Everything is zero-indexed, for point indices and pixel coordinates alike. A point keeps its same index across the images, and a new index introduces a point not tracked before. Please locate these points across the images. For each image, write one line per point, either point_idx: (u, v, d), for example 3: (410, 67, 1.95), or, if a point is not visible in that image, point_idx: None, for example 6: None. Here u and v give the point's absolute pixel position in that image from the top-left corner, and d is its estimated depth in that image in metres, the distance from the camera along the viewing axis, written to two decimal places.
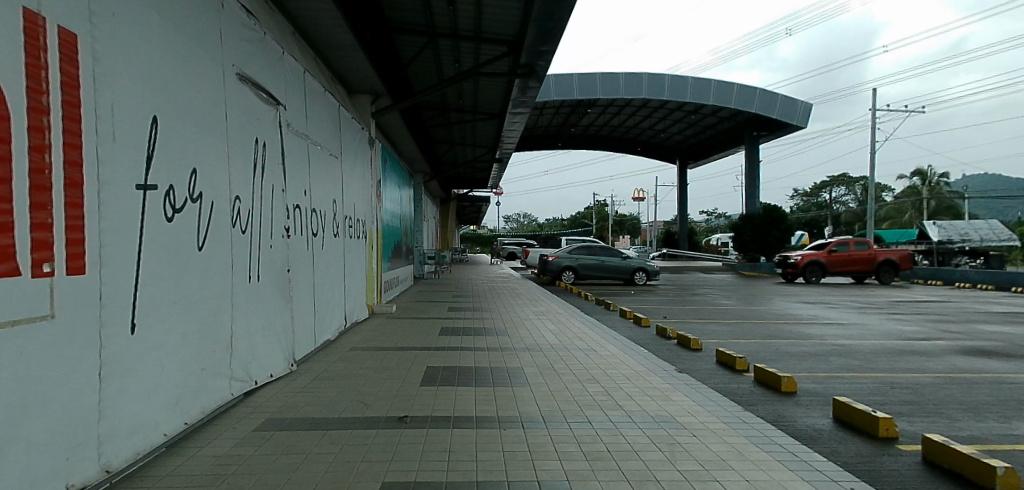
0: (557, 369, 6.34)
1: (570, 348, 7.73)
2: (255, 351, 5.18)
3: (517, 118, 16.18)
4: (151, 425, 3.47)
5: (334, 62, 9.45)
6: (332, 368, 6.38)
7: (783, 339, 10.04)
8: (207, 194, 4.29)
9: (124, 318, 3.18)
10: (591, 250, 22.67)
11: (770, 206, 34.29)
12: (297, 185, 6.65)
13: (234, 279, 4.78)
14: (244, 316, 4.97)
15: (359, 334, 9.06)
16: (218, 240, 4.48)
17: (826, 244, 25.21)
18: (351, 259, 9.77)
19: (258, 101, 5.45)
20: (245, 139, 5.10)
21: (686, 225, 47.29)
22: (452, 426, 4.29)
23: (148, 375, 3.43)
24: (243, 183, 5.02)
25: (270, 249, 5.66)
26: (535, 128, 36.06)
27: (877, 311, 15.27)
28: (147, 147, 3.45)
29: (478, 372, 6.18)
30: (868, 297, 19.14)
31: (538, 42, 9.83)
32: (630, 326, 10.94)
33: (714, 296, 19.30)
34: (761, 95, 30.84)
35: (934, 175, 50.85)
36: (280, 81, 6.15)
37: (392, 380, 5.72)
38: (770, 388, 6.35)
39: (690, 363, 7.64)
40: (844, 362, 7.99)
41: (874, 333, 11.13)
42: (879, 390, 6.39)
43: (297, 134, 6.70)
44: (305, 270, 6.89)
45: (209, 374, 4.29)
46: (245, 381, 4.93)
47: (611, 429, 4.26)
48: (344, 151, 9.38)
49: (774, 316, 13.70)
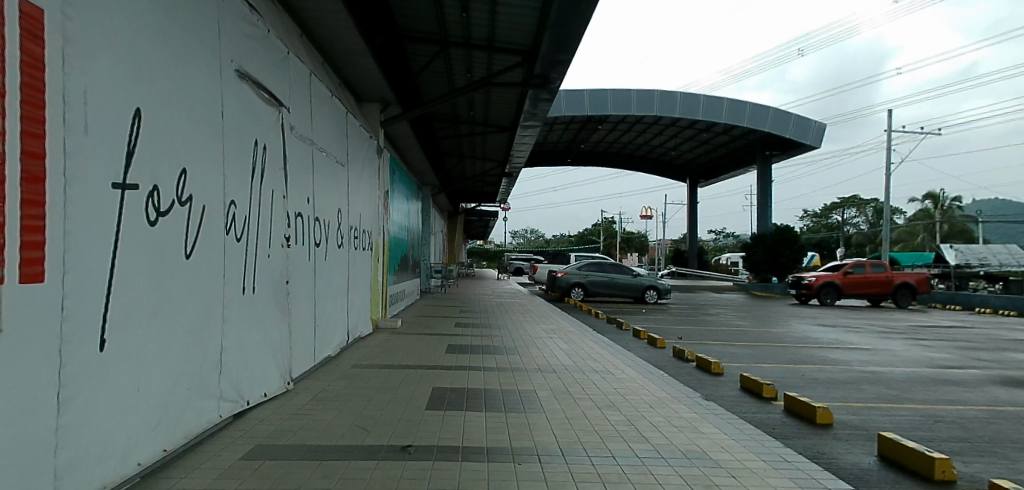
0: (573, 394, 5.88)
1: (585, 370, 7.26)
2: (249, 368, 4.79)
3: (528, 132, 15.93)
4: (122, 453, 3.06)
5: (343, 68, 9.21)
6: (332, 387, 5.95)
7: (808, 365, 9.49)
8: (198, 196, 3.94)
9: (93, 331, 2.80)
10: (601, 267, 22.21)
11: (782, 226, 33.61)
12: (299, 191, 6.32)
13: (226, 290, 4.40)
14: (237, 330, 4.58)
15: (361, 350, 8.64)
16: (210, 247, 4.12)
17: (841, 265, 24.61)
18: (355, 272, 9.36)
19: (259, 101, 5.14)
20: (244, 142, 4.77)
21: (695, 244, 46.77)
22: (460, 459, 3.84)
23: (121, 398, 3.03)
24: (240, 187, 4.68)
25: (268, 258, 5.29)
26: (545, 144, 35.92)
27: (900, 336, 14.63)
28: (128, 141, 3.11)
29: (488, 396, 5.73)
30: (887, 321, 18.47)
31: (553, 51, 9.54)
32: (644, 347, 10.47)
33: (728, 316, 18.76)
34: (774, 114, 30.46)
35: (946, 197, 50.02)
36: (284, 82, 5.85)
37: (395, 402, 5.29)
38: (805, 420, 5.83)
39: (713, 389, 7.15)
40: (878, 392, 7.45)
41: (901, 359, 10.56)
42: (922, 425, 5.88)
43: (301, 138, 6.39)
44: (306, 282, 6.50)
45: (196, 394, 3.89)
46: (237, 402, 4.53)
47: (639, 466, 3.79)
48: (350, 158, 9.07)
49: (794, 339, 13.13)
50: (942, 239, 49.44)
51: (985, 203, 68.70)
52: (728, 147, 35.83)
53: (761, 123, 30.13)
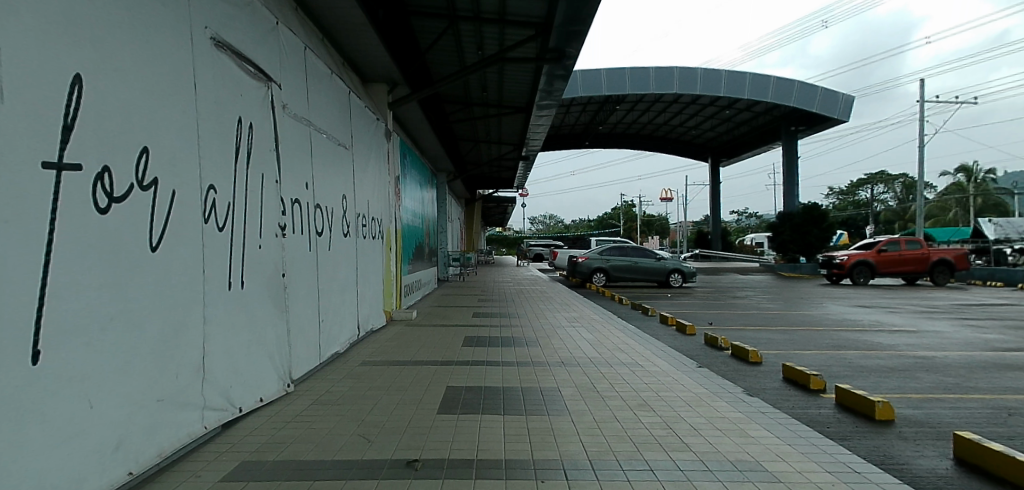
0: (601, 391, 5.32)
1: (612, 363, 6.67)
2: (239, 371, 4.33)
3: (544, 113, 15.23)
4: (71, 480, 2.59)
5: (345, 46, 8.65)
6: (336, 388, 5.50)
7: (851, 350, 8.73)
8: (164, 180, 3.43)
9: (23, 342, 2.31)
10: (622, 251, 21.47)
11: (810, 205, 32.25)
12: (296, 176, 5.82)
13: (207, 287, 3.92)
14: (223, 331, 4.11)
15: (373, 345, 8.20)
16: (182, 238, 3.61)
17: (874, 242, 23.37)
18: (364, 262, 8.88)
19: (242, 73, 4.61)
20: (223, 120, 4.24)
21: (718, 225, 45.44)
22: (473, 476, 3.31)
23: (67, 420, 2.56)
24: (220, 171, 4.17)
25: (259, 250, 4.80)
26: (561, 126, 34.98)
27: (943, 316, 13.68)
28: (64, 113, 2.60)
29: (505, 395, 5.20)
30: (926, 300, 17.44)
31: (568, 22, 8.82)
32: (673, 335, 9.82)
33: (756, 299, 17.91)
34: (801, 88, 29.05)
35: (980, 170, 47.57)
36: (273, 54, 5.30)
37: (404, 405, 4.80)
38: (863, 416, 5.13)
39: (754, 381, 6.51)
40: (937, 380, 6.70)
41: (952, 342, 9.72)
42: (997, 419, 5.15)
43: (296, 117, 5.88)
44: (307, 276, 6.02)
45: (170, 404, 3.43)
46: (225, 409, 4.08)
47: (682, 483, 3.21)
48: (355, 141, 8.54)
49: (831, 322, 12.32)
50: (977, 213, 47.09)
51: (1022, 173, 65.41)
52: (751, 123, 34.46)
53: (788, 97, 28.74)
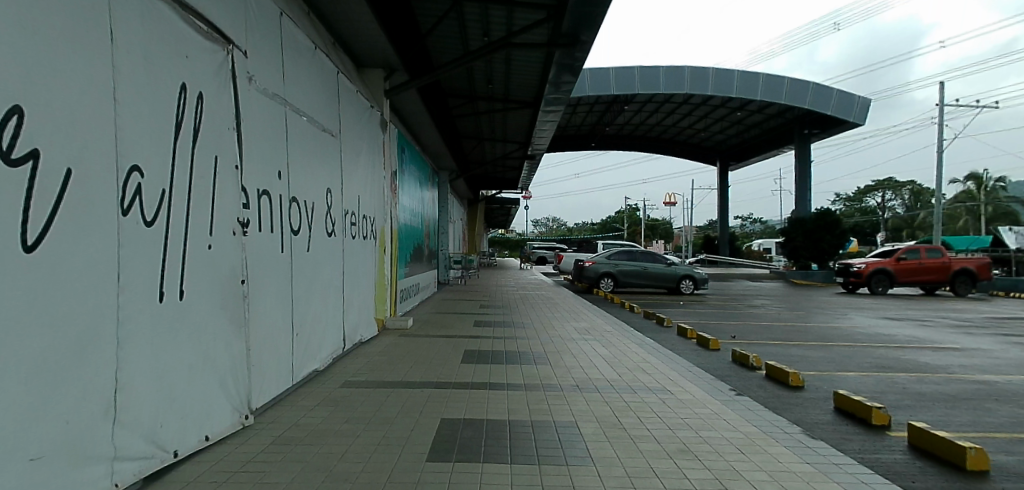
0: (627, 429, 4.35)
1: (635, 389, 5.73)
2: (172, 403, 3.37)
3: (552, 108, 14.29)
4: None
5: (336, 23, 7.77)
6: (307, 420, 4.56)
7: (899, 373, 7.77)
8: (47, 151, 2.40)
9: None
10: (632, 255, 20.50)
11: (824, 210, 31.20)
12: (265, 163, 4.91)
13: (125, 299, 2.97)
14: (149, 354, 3.15)
15: (360, 359, 7.28)
16: (80, 234, 2.62)
17: (893, 250, 22.35)
18: (353, 265, 7.95)
19: (186, 28, 3.65)
20: (155, 83, 3.29)
21: (726, 230, 44.40)
22: None
23: None
24: (149, 147, 3.23)
25: (209, 250, 3.89)
26: (567, 127, 34.01)
27: (981, 332, 12.65)
28: None
29: (509, 432, 4.26)
30: (954, 313, 16.38)
31: (584, 4, 7.88)
32: (695, 350, 8.88)
33: (772, 309, 16.89)
34: (816, 90, 28.06)
35: (990, 178, 46.36)
36: (235, 14, 4.38)
37: (384, 448, 3.86)
38: (949, 465, 4.26)
39: (801, 412, 5.60)
40: (1016, 415, 5.76)
41: (1007, 364, 8.72)
42: None
43: (264, 93, 4.94)
44: (276, 282, 5.10)
45: (54, 462, 2.43)
46: (148, 455, 3.12)
47: None
48: (344, 129, 7.64)
49: (863, 337, 11.32)
50: (988, 222, 45.82)
51: None
52: (762, 126, 33.49)
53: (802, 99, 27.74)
